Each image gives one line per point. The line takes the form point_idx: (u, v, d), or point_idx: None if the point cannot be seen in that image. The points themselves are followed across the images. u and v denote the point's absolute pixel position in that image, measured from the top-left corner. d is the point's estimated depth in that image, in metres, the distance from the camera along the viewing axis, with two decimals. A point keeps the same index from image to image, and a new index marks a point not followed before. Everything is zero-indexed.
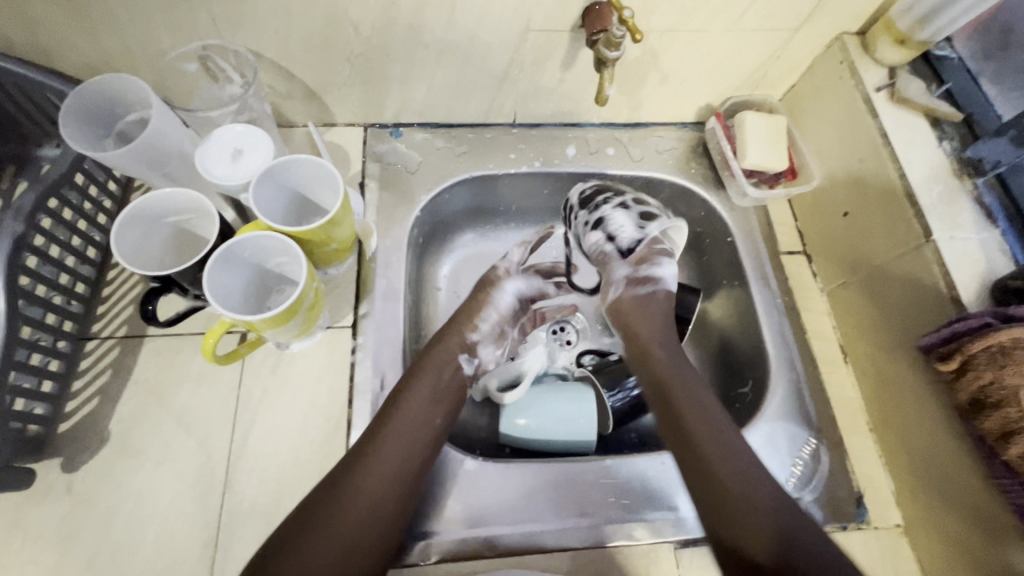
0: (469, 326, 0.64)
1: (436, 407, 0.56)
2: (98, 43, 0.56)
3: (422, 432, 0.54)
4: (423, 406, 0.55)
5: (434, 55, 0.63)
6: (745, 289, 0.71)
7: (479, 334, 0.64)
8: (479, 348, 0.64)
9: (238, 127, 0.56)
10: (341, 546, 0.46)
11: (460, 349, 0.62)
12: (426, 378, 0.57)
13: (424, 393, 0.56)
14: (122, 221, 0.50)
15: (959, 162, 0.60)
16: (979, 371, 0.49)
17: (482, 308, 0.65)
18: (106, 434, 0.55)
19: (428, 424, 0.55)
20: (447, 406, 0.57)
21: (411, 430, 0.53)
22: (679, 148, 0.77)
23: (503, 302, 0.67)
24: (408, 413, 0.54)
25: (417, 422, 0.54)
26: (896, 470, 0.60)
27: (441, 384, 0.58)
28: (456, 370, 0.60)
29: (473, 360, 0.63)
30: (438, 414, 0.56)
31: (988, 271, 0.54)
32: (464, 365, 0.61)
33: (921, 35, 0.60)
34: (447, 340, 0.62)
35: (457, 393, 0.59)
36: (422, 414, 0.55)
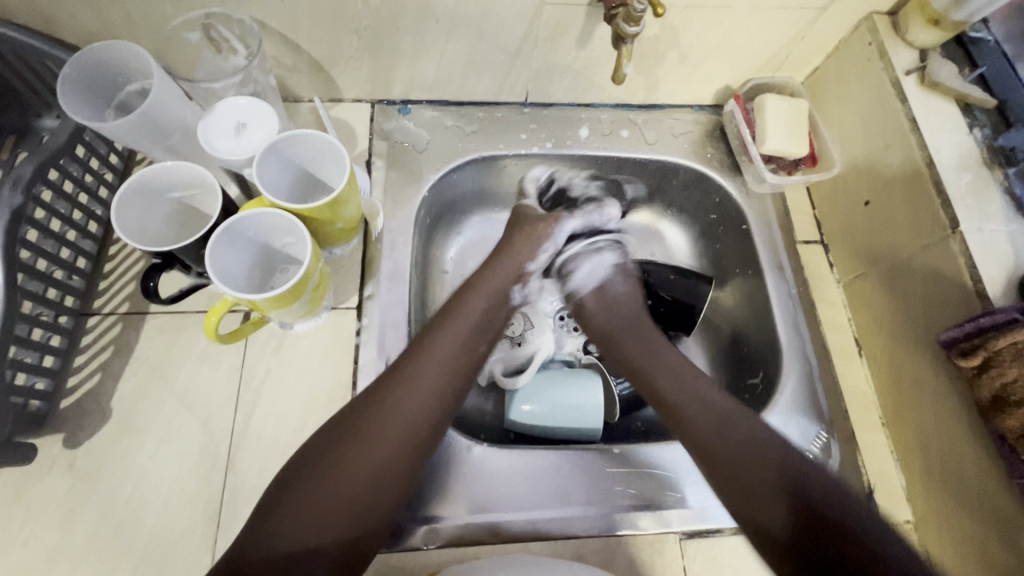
0: (525, 259, 0.66)
1: (472, 336, 0.58)
2: (98, 8, 0.54)
3: (461, 360, 0.56)
4: (461, 336, 0.57)
5: (445, 28, 0.61)
6: (759, 278, 0.69)
7: (535, 265, 0.67)
8: (530, 278, 0.67)
9: (242, 99, 0.54)
10: (374, 455, 0.48)
11: (514, 277, 0.65)
12: (467, 311, 0.59)
13: (465, 324, 0.58)
14: (124, 194, 0.49)
15: (990, 150, 0.58)
16: (1003, 368, 0.48)
17: (542, 238, 0.67)
18: (108, 411, 0.54)
19: (465, 352, 0.57)
20: (483, 339, 0.59)
21: (451, 357, 0.55)
22: (696, 131, 0.74)
23: (560, 233, 0.69)
24: (446, 340, 0.56)
25: (456, 349, 0.56)
26: (909, 467, 0.59)
27: (480, 319, 0.59)
28: (497, 317, 0.61)
29: (523, 288, 0.66)
30: (474, 343, 0.58)
31: (1016, 264, 0.53)
32: (514, 293, 0.65)
33: (956, 16, 0.58)
34: (492, 280, 0.64)
35: (482, 349, 0.58)
36: (460, 342, 0.57)
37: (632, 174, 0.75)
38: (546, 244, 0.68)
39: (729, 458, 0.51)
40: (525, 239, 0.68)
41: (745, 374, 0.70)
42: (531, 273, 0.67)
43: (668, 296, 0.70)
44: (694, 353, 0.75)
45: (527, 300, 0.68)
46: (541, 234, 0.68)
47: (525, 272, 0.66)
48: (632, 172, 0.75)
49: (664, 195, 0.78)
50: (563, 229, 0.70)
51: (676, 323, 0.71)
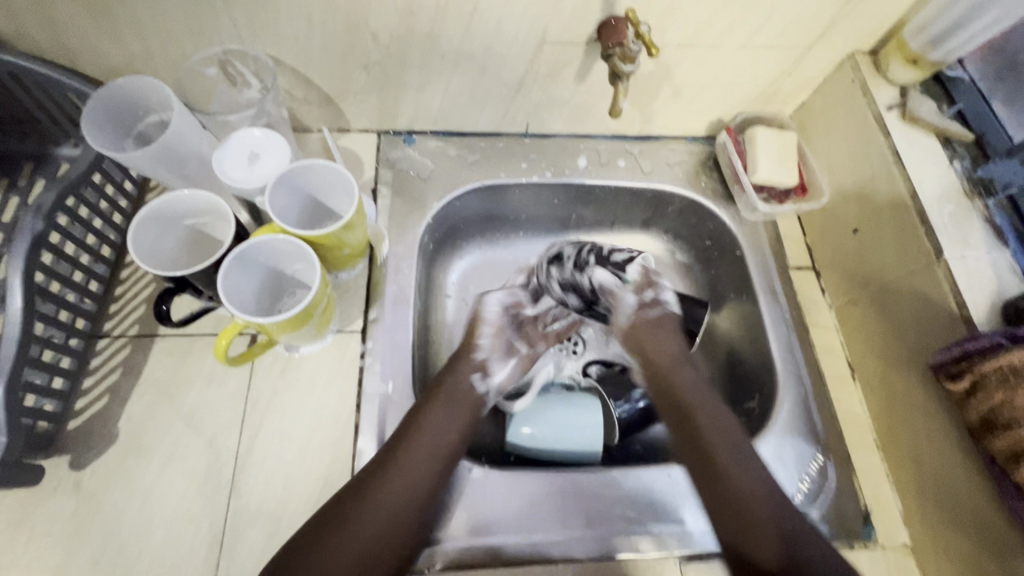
0: (473, 349, 0.64)
1: (450, 425, 0.57)
2: (121, 44, 0.57)
3: (439, 454, 0.54)
4: (438, 429, 0.56)
5: (451, 64, 0.64)
6: (753, 303, 0.71)
7: (485, 350, 0.64)
8: (490, 366, 0.64)
9: (256, 130, 0.57)
10: (354, 557, 0.47)
11: (471, 370, 0.62)
12: (446, 399, 0.58)
13: (445, 414, 0.57)
14: (139, 222, 0.51)
15: (970, 182, 0.60)
16: (990, 391, 0.49)
17: (479, 323, 0.66)
18: (115, 432, 0.55)
19: (444, 443, 0.55)
20: (463, 428, 0.57)
21: (430, 453, 0.54)
22: (690, 161, 0.77)
23: (493, 307, 0.68)
24: (425, 433, 0.55)
25: (433, 443, 0.55)
26: (905, 489, 0.60)
27: (461, 406, 0.59)
28: (473, 403, 0.60)
29: (487, 377, 0.63)
30: (453, 433, 0.56)
31: (999, 291, 0.55)
32: (478, 385, 0.62)
33: (933, 56, 0.62)
34: (457, 372, 0.61)
35: (455, 438, 0.56)
36: (439, 435, 0.55)
37: (629, 202, 0.78)
38: (483, 328, 0.66)
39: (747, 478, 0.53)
40: (472, 329, 0.66)
41: (742, 397, 0.71)
42: (488, 360, 0.64)
43: None
44: None
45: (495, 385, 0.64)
46: (476, 323, 0.66)
47: (486, 362, 0.64)
48: (629, 200, 0.78)
49: (659, 222, 0.81)
50: (500, 301, 0.68)
51: None
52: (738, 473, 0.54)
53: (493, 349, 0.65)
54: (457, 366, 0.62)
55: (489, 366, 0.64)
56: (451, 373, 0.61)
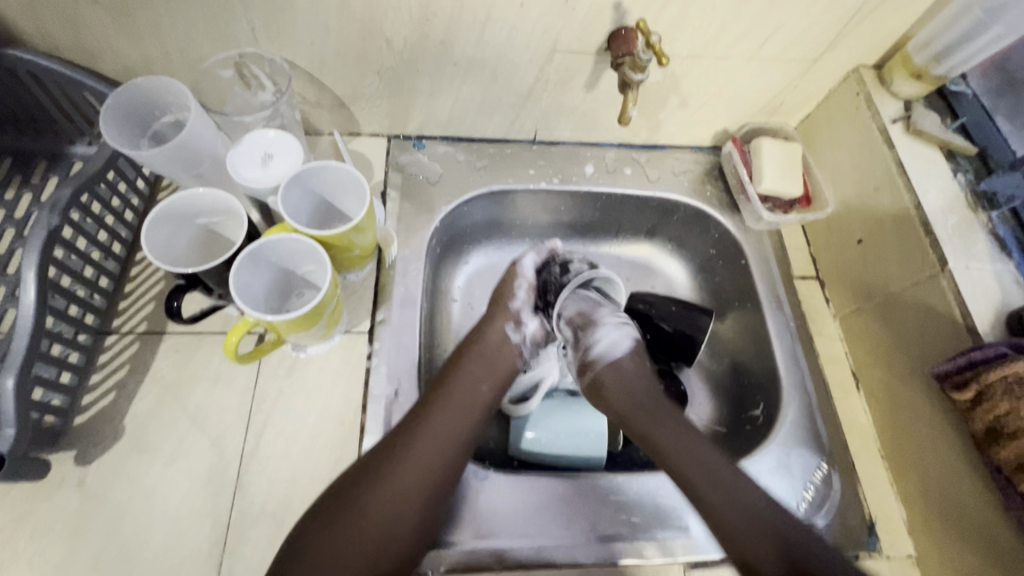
0: (508, 301, 0.65)
1: (482, 378, 0.60)
2: (140, 46, 0.58)
3: (472, 405, 0.58)
4: (471, 381, 0.59)
5: (462, 71, 0.65)
6: (757, 311, 0.71)
7: (519, 302, 0.65)
8: (523, 317, 0.65)
9: (270, 133, 0.58)
10: (393, 498, 0.50)
11: (505, 319, 0.64)
12: (478, 356, 0.62)
13: (476, 368, 0.61)
14: (155, 218, 0.52)
15: (973, 194, 0.61)
16: (995, 402, 0.50)
17: (513, 279, 0.66)
18: (121, 429, 0.55)
19: (476, 395, 0.59)
20: (495, 382, 0.60)
21: (465, 403, 0.58)
22: (695, 170, 0.78)
23: (528, 268, 0.67)
24: (457, 386, 0.58)
25: (468, 394, 0.58)
26: (909, 500, 0.60)
27: (492, 363, 0.62)
28: (509, 354, 0.63)
29: (520, 328, 0.64)
30: (484, 384, 0.60)
31: (1003, 302, 0.55)
32: (512, 335, 0.64)
33: (937, 71, 0.63)
34: (493, 322, 0.64)
35: (486, 390, 0.60)
36: (471, 385, 0.59)
37: (635, 209, 0.79)
38: (519, 281, 0.66)
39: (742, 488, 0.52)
40: (506, 281, 0.67)
41: (746, 406, 0.71)
42: (521, 310, 0.65)
43: (672, 328, 0.72)
44: (695, 384, 0.77)
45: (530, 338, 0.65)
46: (513, 274, 0.67)
47: (520, 314, 0.65)
48: (635, 208, 0.79)
49: (664, 230, 0.81)
50: (533, 262, 0.67)
51: (678, 355, 0.73)
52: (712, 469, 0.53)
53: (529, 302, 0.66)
54: (491, 317, 0.65)
55: (522, 318, 0.65)
56: (483, 329, 0.64)
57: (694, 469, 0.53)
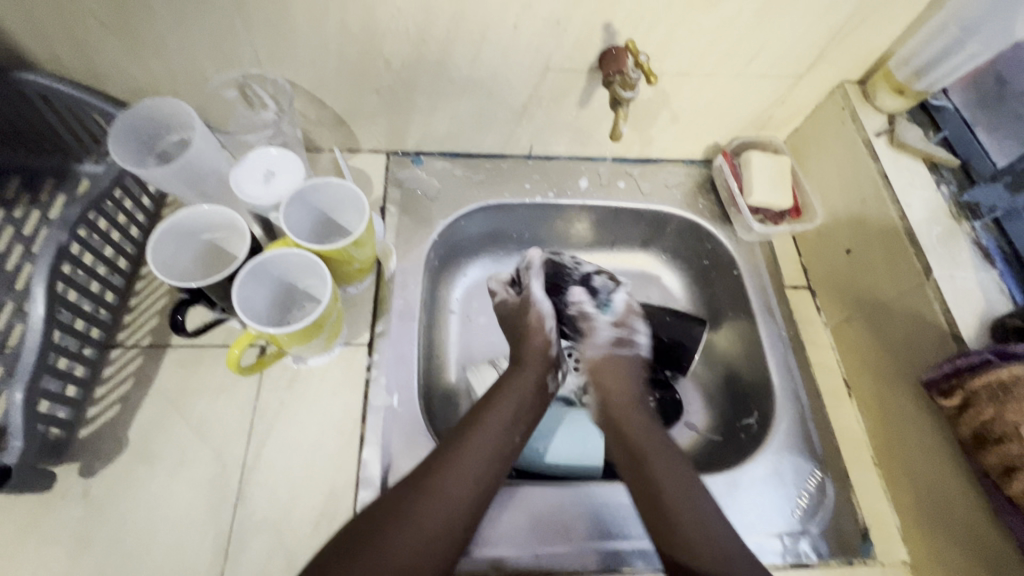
0: (533, 334, 0.68)
1: (516, 424, 0.60)
2: (148, 69, 0.60)
3: (505, 454, 0.57)
4: (506, 426, 0.58)
5: (459, 89, 0.67)
6: (750, 321, 0.73)
7: (553, 342, 0.68)
8: (554, 349, 0.68)
9: (273, 150, 0.60)
10: (417, 545, 0.48)
11: (535, 355, 0.66)
12: (512, 397, 0.61)
13: (512, 414, 0.60)
14: (161, 234, 0.53)
15: (957, 205, 0.63)
16: (980, 408, 0.51)
17: (533, 312, 0.69)
18: (125, 441, 0.56)
19: (507, 441, 0.58)
20: (524, 428, 0.60)
21: (498, 452, 0.56)
22: (688, 183, 0.80)
23: (539, 295, 0.71)
24: (493, 432, 0.57)
25: (502, 441, 0.57)
26: (903, 506, 0.61)
27: (524, 407, 0.61)
28: (540, 394, 0.64)
29: (551, 362, 0.67)
30: (518, 433, 0.59)
31: (987, 309, 0.56)
32: (547, 370, 0.66)
33: (918, 86, 0.65)
34: (525, 366, 0.65)
35: (517, 438, 0.59)
36: (505, 431, 0.58)
37: (630, 221, 0.81)
38: (540, 313, 0.69)
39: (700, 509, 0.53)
40: (522, 314, 0.70)
41: (741, 414, 0.72)
42: (552, 343, 0.68)
43: (667, 338, 0.74)
44: (690, 393, 0.77)
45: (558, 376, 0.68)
46: (528, 305, 0.70)
47: (551, 356, 0.67)
48: (629, 220, 0.80)
49: (659, 241, 0.83)
50: (540, 290, 0.71)
51: (673, 363, 0.74)
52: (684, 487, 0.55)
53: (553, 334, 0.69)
54: (524, 356, 0.66)
55: (553, 357, 0.67)
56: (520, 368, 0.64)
57: (689, 496, 0.54)
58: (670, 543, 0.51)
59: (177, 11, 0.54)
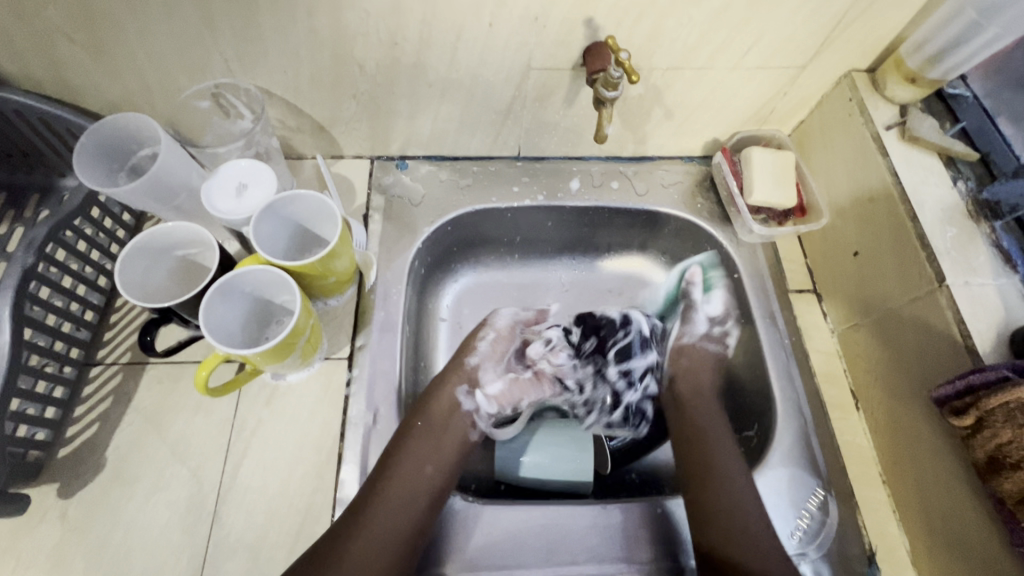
0: (468, 356, 0.66)
1: (428, 457, 0.57)
2: (118, 82, 0.59)
3: (418, 492, 0.54)
4: (418, 460, 0.56)
5: (438, 92, 0.64)
6: (750, 328, 0.69)
7: (478, 358, 0.66)
8: (481, 377, 0.65)
9: (244, 162, 0.58)
10: None
11: (459, 382, 0.63)
12: (426, 428, 0.58)
13: (424, 446, 0.57)
14: (130, 253, 0.52)
15: (975, 204, 0.58)
16: (996, 429, 0.47)
17: (478, 330, 0.68)
18: (104, 461, 0.56)
19: (421, 476, 0.55)
20: (439, 459, 0.57)
21: (409, 490, 0.54)
22: (685, 181, 0.76)
23: (501, 320, 0.70)
24: (400, 472, 0.54)
25: (412, 479, 0.54)
26: (912, 528, 0.57)
27: (440, 438, 0.58)
28: (460, 420, 0.61)
29: (474, 394, 0.63)
30: (429, 466, 0.56)
31: (1006, 319, 0.52)
32: (465, 401, 0.62)
33: (932, 74, 0.60)
34: (445, 387, 0.62)
35: (431, 469, 0.56)
36: (416, 469, 0.55)
37: (624, 223, 0.77)
38: (483, 331, 0.68)
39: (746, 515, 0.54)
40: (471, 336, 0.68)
41: (741, 426, 0.68)
42: (480, 367, 0.65)
43: None
44: None
45: (480, 410, 0.64)
46: (478, 325, 0.69)
47: (477, 376, 0.65)
48: (623, 222, 0.77)
49: (656, 243, 0.79)
50: (507, 318, 0.70)
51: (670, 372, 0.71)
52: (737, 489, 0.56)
53: (489, 356, 0.67)
54: (443, 379, 0.63)
55: (480, 380, 0.65)
56: (431, 397, 0.61)
57: (731, 476, 0.57)
58: (718, 531, 0.53)
59: (139, 23, 0.52)
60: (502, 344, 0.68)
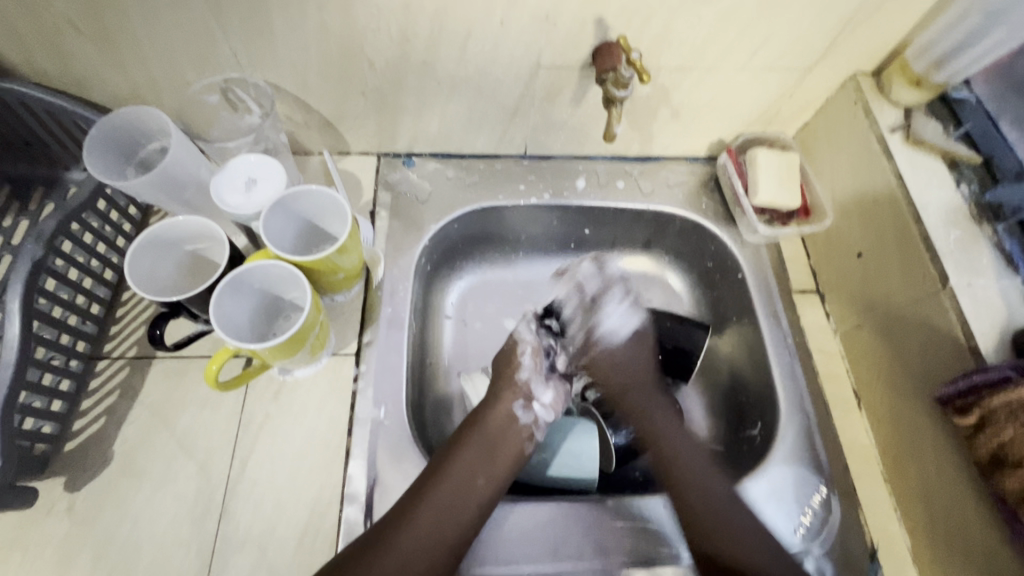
0: (514, 373, 0.64)
1: (480, 469, 0.56)
2: (126, 75, 0.59)
3: (466, 502, 0.54)
4: (469, 471, 0.56)
5: (447, 89, 0.64)
6: (754, 327, 0.69)
7: (526, 372, 0.64)
8: (534, 391, 0.63)
9: (252, 157, 0.58)
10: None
11: (513, 398, 0.62)
12: (478, 441, 0.58)
13: (476, 457, 0.57)
14: (139, 245, 0.52)
15: (977, 206, 0.59)
16: (999, 427, 0.47)
17: (516, 348, 0.66)
18: (110, 455, 0.56)
19: (473, 489, 0.55)
20: (492, 471, 0.57)
21: (457, 497, 0.54)
22: (691, 181, 0.76)
23: (528, 333, 0.67)
24: (450, 480, 0.55)
25: (463, 486, 0.54)
26: (914, 527, 0.57)
27: (494, 452, 0.58)
28: (516, 433, 0.60)
29: (531, 407, 0.62)
30: (481, 478, 0.56)
31: (1009, 320, 0.53)
32: (519, 414, 0.61)
33: (937, 78, 0.61)
34: (499, 405, 0.61)
35: (482, 482, 0.56)
36: (466, 479, 0.55)
37: (629, 223, 0.77)
38: (522, 347, 0.66)
39: (701, 493, 0.56)
40: (506, 353, 0.66)
41: (744, 424, 0.69)
42: (530, 382, 0.63)
43: (670, 346, 0.70)
44: (692, 400, 0.74)
45: (540, 419, 0.62)
46: (512, 343, 0.67)
47: (529, 389, 0.63)
48: (629, 221, 0.77)
49: (661, 242, 0.80)
50: (529, 329, 0.68)
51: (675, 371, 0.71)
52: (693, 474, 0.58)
53: (535, 371, 0.65)
54: (497, 395, 0.63)
55: (532, 393, 0.63)
56: (484, 411, 0.61)
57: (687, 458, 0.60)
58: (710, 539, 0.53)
59: (151, 17, 0.52)
60: (541, 355, 0.66)
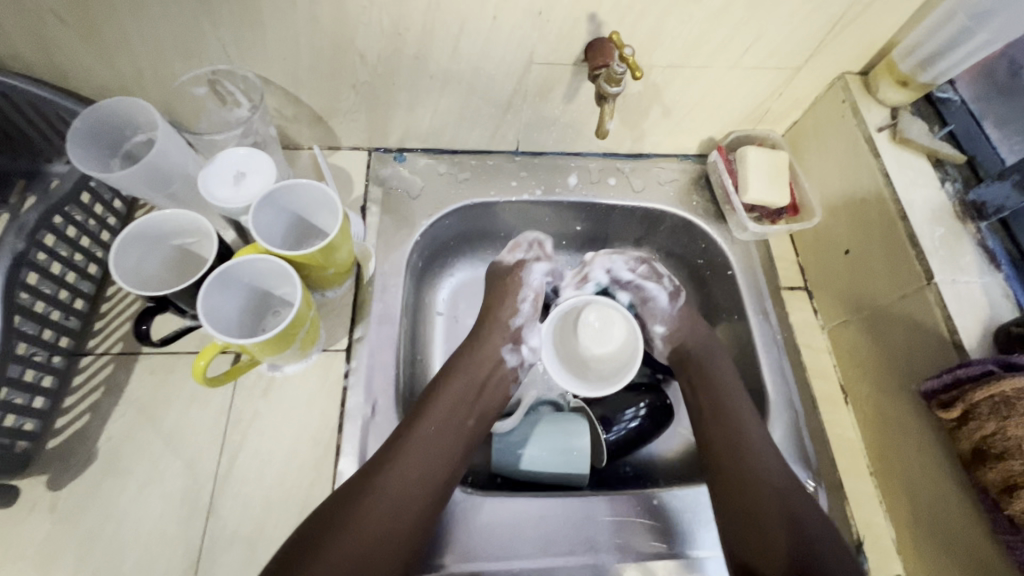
0: (509, 318, 0.66)
1: (468, 408, 0.60)
2: (111, 66, 0.58)
3: (454, 436, 0.57)
4: (458, 408, 0.59)
5: (439, 84, 0.64)
6: (743, 323, 0.70)
7: (521, 318, 0.67)
8: (524, 335, 0.66)
9: (242, 150, 0.57)
10: (391, 507, 0.51)
11: (505, 340, 0.65)
12: (467, 378, 0.61)
13: (465, 392, 0.60)
14: (126, 239, 0.51)
15: (961, 205, 0.60)
16: (981, 421, 0.48)
17: (517, 289, 0.68)
18: (94, 453, 0.55)
19: (461, 424, 0.58)
20: (479, 409, 0.60)
21: (445, 429, 0.56)
22: (681, 179, 0.77)
23: (533, 278, 0.69)
24: (441, 413, 0.57)
25: (450, 420, 0.57)
26: (899, 520, 0.59)
27: (482, 388, 0.61)
28: (505, 373, 0.64)
29: (519, 349, 0.66)
30: (469, 417, 0.59)
31: (992, 316, 0.54)
32: (508, 357, 0.65)
33: (922, 78, 0.62)
34: (493, 339, 0.65)
35: (471, 421, 0.59)
36: (454, 413, 0.58)
37: (620, 220, 0.78)
38: (523, 292, 0.68)
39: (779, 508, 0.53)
40: (507, 289, 0.68)
41: None
42: (523, 326, 0.67)
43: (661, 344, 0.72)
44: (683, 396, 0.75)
45: (527, 361, 0.66)
46: (515, 284, 0.68)
47: (521, 332, 0.66)
48: (620, 218, 0.77)
49: (652, 239, 0.80)
50: (539, 272, 0.70)
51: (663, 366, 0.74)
52: (767, 488, 0.54)
53: (530, 315, 0.68)
54: (490, 331, 0.66)
55: (522, 335, 0.66)
56: (476, 345, 0.64)
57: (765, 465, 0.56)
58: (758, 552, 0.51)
59: (136, 7, 0.51)
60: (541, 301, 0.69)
